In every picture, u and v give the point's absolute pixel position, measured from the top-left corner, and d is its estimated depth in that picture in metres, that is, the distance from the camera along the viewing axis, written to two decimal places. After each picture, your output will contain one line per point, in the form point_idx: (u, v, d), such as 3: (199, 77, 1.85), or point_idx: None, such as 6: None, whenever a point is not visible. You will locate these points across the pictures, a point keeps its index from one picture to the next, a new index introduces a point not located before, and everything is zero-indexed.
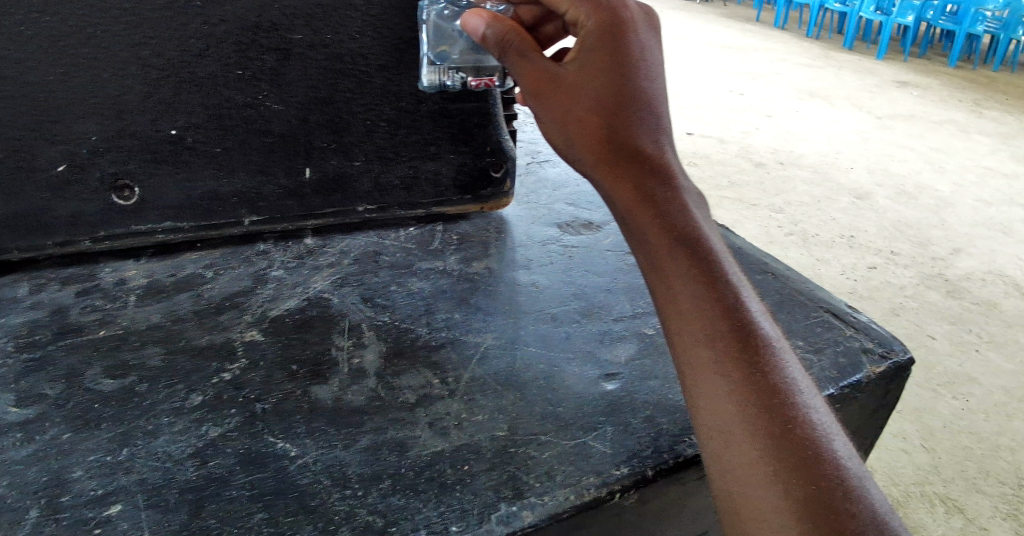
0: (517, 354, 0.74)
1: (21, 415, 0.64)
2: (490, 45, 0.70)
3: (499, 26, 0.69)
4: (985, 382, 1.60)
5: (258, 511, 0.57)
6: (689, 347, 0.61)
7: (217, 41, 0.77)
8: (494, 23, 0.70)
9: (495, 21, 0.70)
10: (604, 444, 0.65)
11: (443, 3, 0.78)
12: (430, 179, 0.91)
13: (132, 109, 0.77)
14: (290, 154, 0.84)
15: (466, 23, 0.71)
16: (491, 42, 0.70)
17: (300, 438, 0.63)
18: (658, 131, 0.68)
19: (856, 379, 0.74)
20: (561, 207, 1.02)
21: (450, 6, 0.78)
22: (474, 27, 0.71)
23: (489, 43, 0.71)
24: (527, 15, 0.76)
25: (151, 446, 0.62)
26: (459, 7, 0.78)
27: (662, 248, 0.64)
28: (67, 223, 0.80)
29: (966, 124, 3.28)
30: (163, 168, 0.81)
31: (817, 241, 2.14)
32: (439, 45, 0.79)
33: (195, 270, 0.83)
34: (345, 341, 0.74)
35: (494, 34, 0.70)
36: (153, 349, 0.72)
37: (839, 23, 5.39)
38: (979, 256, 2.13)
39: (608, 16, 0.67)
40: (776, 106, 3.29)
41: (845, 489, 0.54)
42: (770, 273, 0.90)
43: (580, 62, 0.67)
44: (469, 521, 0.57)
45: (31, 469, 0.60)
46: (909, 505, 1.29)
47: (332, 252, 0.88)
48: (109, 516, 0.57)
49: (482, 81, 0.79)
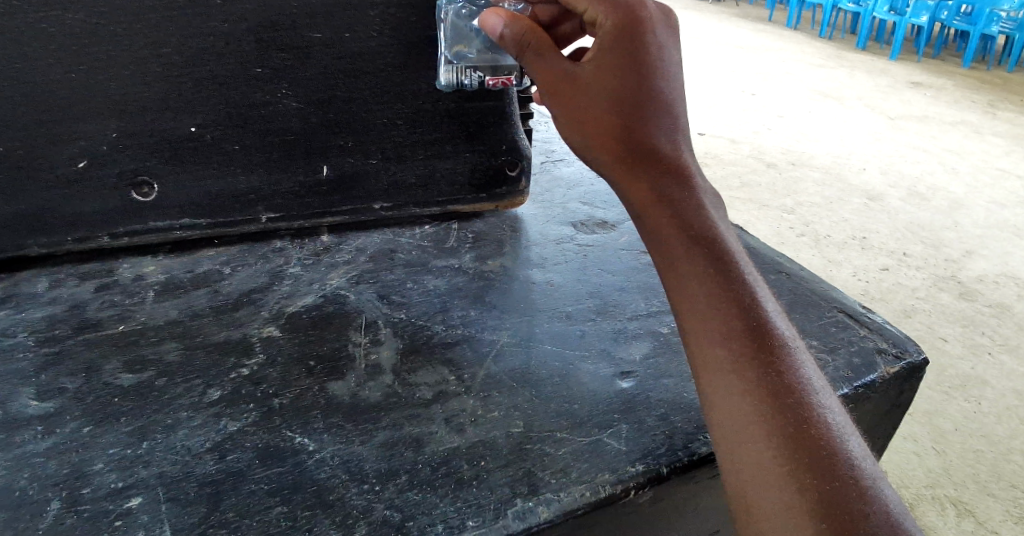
0: (532, 352, 0.74)
1: (42, 408, 0.65)
2: (509, 44, 0.70)
3: (517, 25, 0.69)
4: (997, 384, 1.59)
5: (276, 504, 0.58)
6: (703, 346, 0.61)
7: (236, 39, 0.78)
8: (512, 23, 0.69)
9: (513, 21, 0.69)
10: (618, 442, 0.65)
11: (460, 2, 0.79)
12: (445, 178, 0.92)
13: (151, 107, 0.78)
14: (306, 152, 0.85)
15: (484, 22, 0.70)
16: (509, 42, 0.70)
17: (317, 433, 0.64)
18: (674, 131, 0.69)
19: (870, 379, 0.74)
20: (575, 206, 1.02)
21: (468, 6, 0.79)
22: (492, 26, 0.70)
23: (507, 43, 0.70)
24: (543, 14, 0.76)
25: (170, 440, 0.63)
26: (477, 7, 0.79)
27: (677, 247, 0.64)
28: (87, 220, 0.81)
29: (980, 125, 3.26)
30: (182, 166, 0.82)
31: (829, 242, 2.14)
32: (456, 45, 0.81)
33: (212, 266, 0.84)
34: (362, 337, 0.75)
35: (512, 34, 0.69)
36: (172, 344, 0.72)
37: (851, 23, 5.37)
38: (992, 258, 2.12)
39: (627, 15, 0.67)
40: (788, 107, 3.28)
41: (859, 489, 0.54)
42: (785, 273, 0.90)
43: (595, 62, 0.67)
44: (485, 517, 0.58)
45: (52, 462, 0.61)
46: (920, 507, 1.29)
47: (348, 249, 0.88)
48: (129, 509, 0.58)
49: (499, 81, 0.81)
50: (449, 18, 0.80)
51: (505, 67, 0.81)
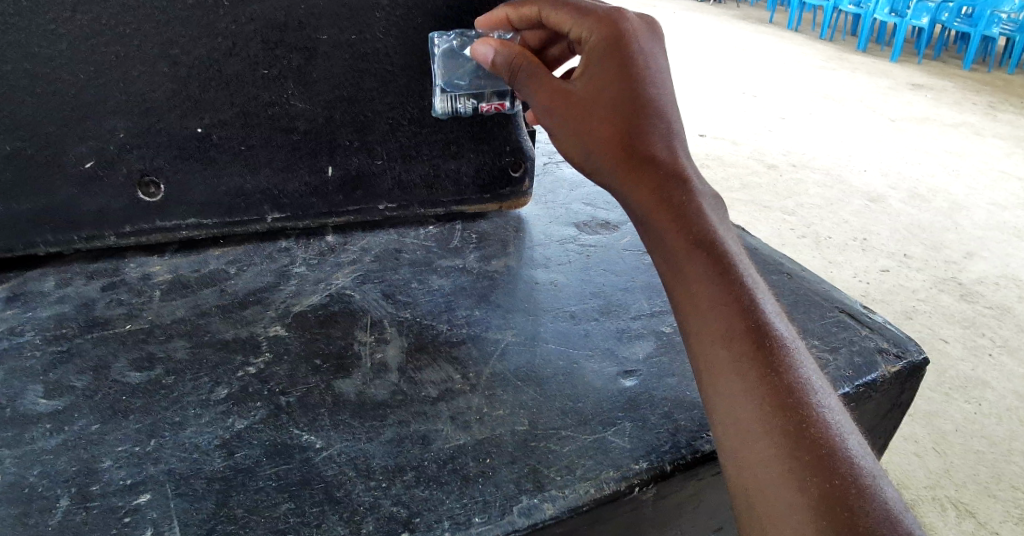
0: (538, 351, 0.75)
1: (50, 406, 0.66)
2: (502, 70, 0.74)
3: (507, 52, 0.73)
4: (998, 386, 1.59)
5: (285, 501, 0.59)
6: (706, 347, 0.62)
7: (245, 39, 0.79)
8: (503, 50, 0.74)
9: (504, 47, 0.74)
10: (622, 439, 0.65)
11: (453, 35, 0.83)
12: (450, 178, 0.93)
13: (160, 106, 0.79)
14: (313, 151, 0.86)
15: (476, 52, 0.75)
16: (501, 67, 0.74)
17: (324, 430, 0.65)
18: (672, 135, 0.70)
19: (871, 378, 0.75)
20: (578, 207, 1.03)
21: (460, 37, 0.83)
22: (485, 55, 0.75)
23: (500, 68, 0.75)
24: (532, 39, 0.81)
25: (178, 437, 0.63)
26: (469, 37, 0.83)
27: (679, 249, 0.65)
28: (94, 219, 0.82)
29: (980, 127, 3.27)
30: (190, 165, 0.83)
31: (830, 243, 2.14)
32: (449, 77, 0.84)
33: (218, 265, 0.84)
34: (367, 336, 0.75)
35: (503, 60, 0.74)
36: (179, 342, 0.73)
37: (852, 25, 5.38)
38: (992, 260, 2.13)
39: (614, 27, 0.70)
40: (789, 108, 3.29)
41: (858, 486, 0.55)
42: (788, 274, 0.90)
43: (589, 76, 0.70)
44: (492, 513, 0.59)
45: (60, 459, 0.62)
46: (920, 508, 1.30)
47: (353, 249, 0.89)
48: (139, 505, 0.58)
49: (493, 105, 0.85)
50: (444, 50, 0.83)
51: (499, 94, 0.85)
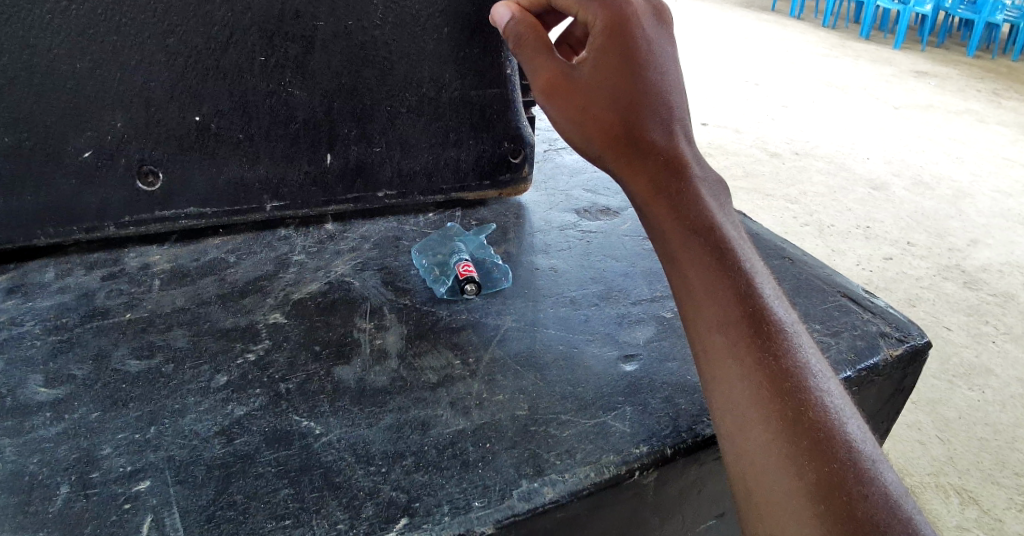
0: (538, 336, 0.75)
1: (50, 396, 0.66)
2: (511, 35, 0.73)
3: (519, 18, 0.72)
4: (1002, 373, 1.59)
5: (285, 486, 0.59)
6: (703, 336, 0.62)
7: (242, 29, 0.78)
8: (516, 15, 0.72)
9: (518, 13, 0.73)
10: (622, 423, 0.65)
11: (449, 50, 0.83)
12: (451, 165, 0.93)
13: (159, 97, 0.78)
14: (313, 141, 0.86)
15: (494, 12, 0.75)
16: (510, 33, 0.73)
17: (324, 416, 0.65)
18: (670, 123, 0.70)
19: (873, 362, 0.74)
20: (579, 193, 1.03)
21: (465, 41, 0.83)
22: (502, 16, 0.74)
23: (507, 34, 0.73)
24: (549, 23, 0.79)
25: (178, 424, 0.63)
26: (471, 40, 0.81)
27: (677, 237, 0.65)
28: (94, 211, 0.81)
29: (984, 115, 3.25)
30: (189, 154, 0.82)
31: (833, 231, 2.13)
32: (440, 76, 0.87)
33: (218, 255, 0.84)
34: (367, 323, 0.75)
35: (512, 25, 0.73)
36: (178, 331, 0.73)
37: (855, 13, 5.36)
38: (997, 247, 2.12)
39: (617, 12, 0.70)
40: (792, 96, 3.28)
41: (857, 470, 0.55)
42: (789, 259, 0.89)
43: (591, 62, 0.69)
44: (491, 497, 0.59)
45: (61, 447, 0.61)
46: (923, 495, 1.29)
47: (353, 236, 0.89)
48: (138, 492, 0.58)
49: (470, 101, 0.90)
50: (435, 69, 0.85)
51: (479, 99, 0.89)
